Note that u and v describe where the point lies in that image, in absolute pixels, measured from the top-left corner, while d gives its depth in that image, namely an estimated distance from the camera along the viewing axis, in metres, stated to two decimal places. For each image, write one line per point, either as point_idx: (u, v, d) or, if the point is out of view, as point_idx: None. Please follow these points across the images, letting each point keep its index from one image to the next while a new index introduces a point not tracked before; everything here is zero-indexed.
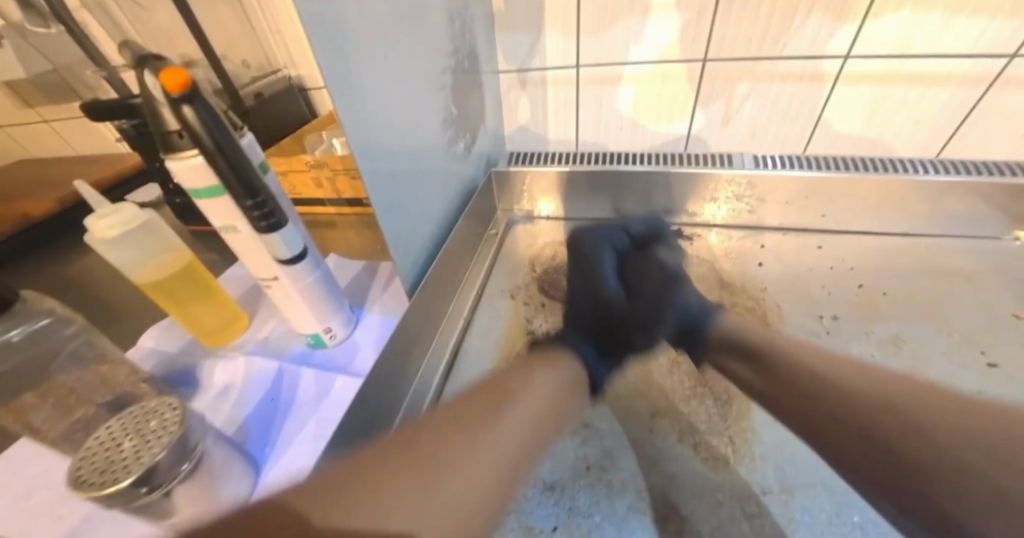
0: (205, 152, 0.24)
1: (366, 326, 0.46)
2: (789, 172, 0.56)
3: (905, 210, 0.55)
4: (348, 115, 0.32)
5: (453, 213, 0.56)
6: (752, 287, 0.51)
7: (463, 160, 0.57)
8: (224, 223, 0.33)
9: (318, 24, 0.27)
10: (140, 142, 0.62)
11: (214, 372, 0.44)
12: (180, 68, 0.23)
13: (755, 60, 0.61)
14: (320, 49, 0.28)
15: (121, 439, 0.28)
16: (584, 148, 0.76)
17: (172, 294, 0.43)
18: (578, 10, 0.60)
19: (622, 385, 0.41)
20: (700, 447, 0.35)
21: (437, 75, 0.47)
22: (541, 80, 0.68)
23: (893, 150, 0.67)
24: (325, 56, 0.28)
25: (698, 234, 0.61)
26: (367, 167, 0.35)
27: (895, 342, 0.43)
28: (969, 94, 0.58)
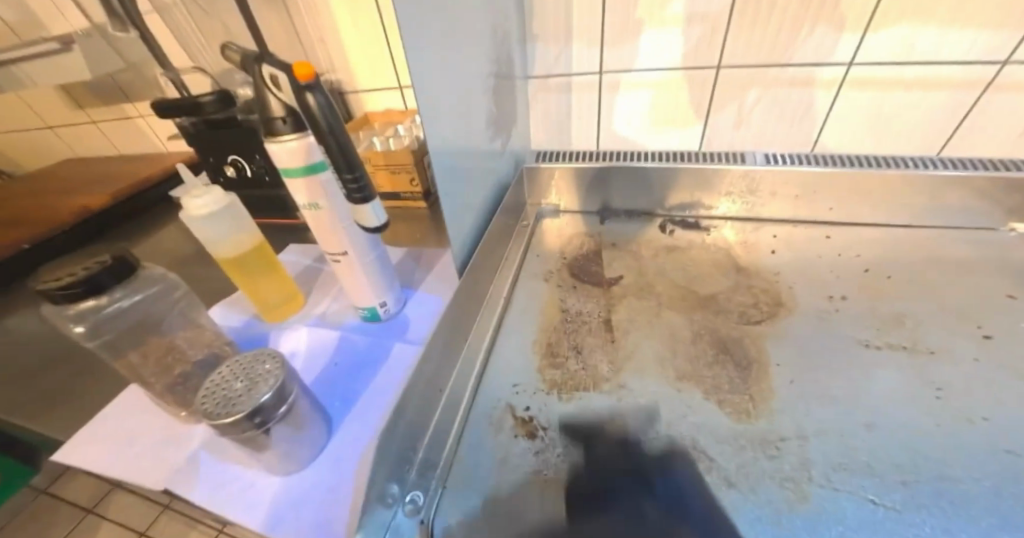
0: (319, 131, 0.29)
1: (415, 303, 0.51)
2: (797, 168, 0.60)
3: (908, 203, 0.59)
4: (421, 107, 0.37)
5: (490, 205, 0.60)
6: (766, 272, 0.56)
7: (499, 156, 0.62)
8: (307, 201, 0.38)
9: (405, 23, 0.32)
10: (200, 138, 0.68)
11: (280, 342, 0.48)
12: (306, 62, 0.28)
13: (765, 68, 0.66)
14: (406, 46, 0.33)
15: (232, 382, 0.32)
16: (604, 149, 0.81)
17: (244, 270, 0.48)
18: (603, 21, 0.65)
19: (650, 353, 0.45)
20: (723, 403, 0.39)
21: (481, 78, 0.52)
22: (566, 85, 0.74)
23: (898, 149, 0.71)
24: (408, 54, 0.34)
25: (713, 226, 0.65)
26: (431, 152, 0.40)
27: (898, 318, 0.46)
28: (965, 97, 0.63)
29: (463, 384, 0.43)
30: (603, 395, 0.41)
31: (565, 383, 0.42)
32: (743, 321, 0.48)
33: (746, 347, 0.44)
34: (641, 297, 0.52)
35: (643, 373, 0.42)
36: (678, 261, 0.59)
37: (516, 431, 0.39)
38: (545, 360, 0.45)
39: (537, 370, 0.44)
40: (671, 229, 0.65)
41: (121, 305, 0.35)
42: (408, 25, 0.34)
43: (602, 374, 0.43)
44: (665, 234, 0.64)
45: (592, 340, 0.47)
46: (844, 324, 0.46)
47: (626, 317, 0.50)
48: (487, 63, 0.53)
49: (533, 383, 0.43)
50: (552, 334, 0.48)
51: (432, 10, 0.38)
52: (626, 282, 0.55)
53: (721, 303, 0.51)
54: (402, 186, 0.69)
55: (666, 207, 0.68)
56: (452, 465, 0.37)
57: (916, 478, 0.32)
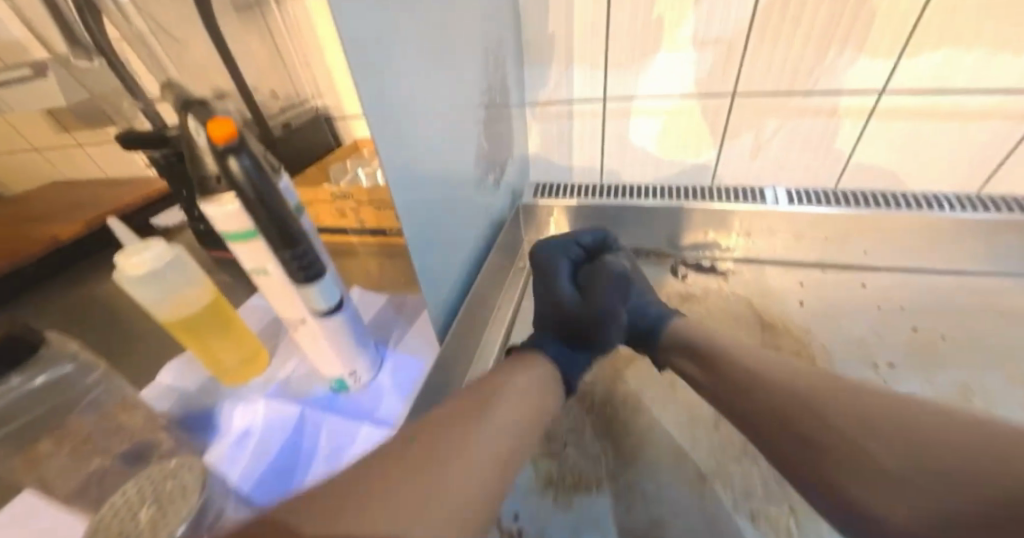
0: (247, 203, 0.23)
1: (391, 368, 0.44)
2: (826, 209, 0.54)
3: (956, 249, 0.52)
4: (388, 153, 0.31)
5: (481, 249, 0.54)
6: (795, 329, 0.48)
7: (492, 193, 0.56)
8: (254, 266, 0.32)
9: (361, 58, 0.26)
10: (169, 171, 0.63)
11: (233, 415, 0.42)
12: (226, 119, 0.22)
13: (786, 96, 0.60)
14: (362, 87, 0.27)
15: (138, 507, 0.25)
16: (607, 180, 0.75)
17: (194, 332, 0.42)
18: (607, 45, 0.60)
19: (664, 439, 0.38)
20: (757, 515, 0.32)
21: (469, 112, 0.46)
22: (566, 113, 0.68)
23: (936, 184, 0.64)
24: (367, 94, 0.28)
25: (731, 270, 0.58)
26: (401, 202, 0.34)
27: (961, 397, 0.39)
28: (1012, 130, 0.56)
29: None
30: (610, 500, 0.33)
31: (563, 480, 0.35)
32: None
33: None
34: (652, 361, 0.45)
35: (657, 469, 0.35)
36: (692, 314, 0.52)
37: None
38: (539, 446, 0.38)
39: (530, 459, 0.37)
40: (683, 273, 0.59)
41: (17, 392, 0.29)
42: (367, 62, 0.28)
43: (606, 468, 0.36)
44: (677, 280, 0.58)
45: (594, 419, 0.40)
46: None
47: (634, 388, 0.43)
48: (476, 95, 0.47)
49: (525, 477, 0.36)
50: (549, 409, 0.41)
51: (403, 42, 0.32)
52: None
53: None
54: (387, 224, 0.61)
55: (678, 247, 0.61)
56: None
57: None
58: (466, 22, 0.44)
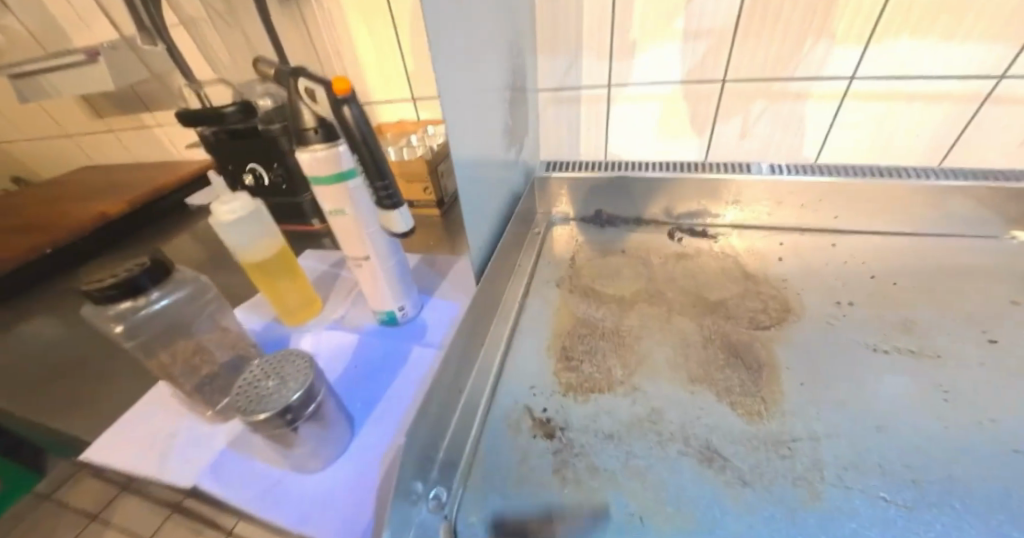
0: (355, 141, 0.31)
1: (431, 308, 0.52)
2: (799, 177, 0.62)
3: (912, 212, 0.61)
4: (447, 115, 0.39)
5: (505, 214, 0.61)
6: (774, 279, 0.56)
7: (513, 166, 0.64)
8: (332, 207, 0.40)
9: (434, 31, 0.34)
10: (219, 147, 0.70)
11: (299, 345, 0.50)
12: (345, 77, 0.30)
13: (769, 82, 0.68)
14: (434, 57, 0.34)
15: (263, 381, 0.34)
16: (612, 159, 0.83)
17: (268, 274, 0.49)
18: (612, 36, 0.68)
19: (662, 357, 0.46)
20: (735, 405, 0.40)
21: (497, 90, 0.53)
22: (576, 97, 0.76)
23: (901, 160, 0.73)
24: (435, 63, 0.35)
25: (721, 234, 0.67)
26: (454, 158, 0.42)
27: (904, 322, 0.48)
28: (964, 111, 0.65)
29: (483, 383, 0.45)
30: (619, 399, 0.41)
31: (581, 386, 0.43)
32: (752, 326, 0.49)
33: (756, 351, 0.45)
34: (651, 303, 0.54)
35: (657, 377, 0.43)
36: (687, 268, 0.60)
37: (534, 432, 0.40)
38: (560, 364, 0.46)
39: (553, 373, 0.45)
40: (679, 237, 0.67)
41: (156, 308, 0.36)
42: (434, 41, 0.35)
43: (616, 377, 0.44)
44: (674, 242, 0.66)
45: (604, 344, 0.48)
46: (850, 328, 0.48)
47: (638, 324, 0.51)
48: (502, 77, 0.55)
49: (549, 386, 0.44)
50: (565, 338, 0.49)
51: (456, 25, 0.40)
52: (637, 289, 0.56)
53: (730, 309, 0.52)
54: (413, 196, 0.71)
55: (674, 215, 0.70)
56: (472, 466, 0.38)
57: (919, 474, 0.33)
58: (496, 12, 0.51)
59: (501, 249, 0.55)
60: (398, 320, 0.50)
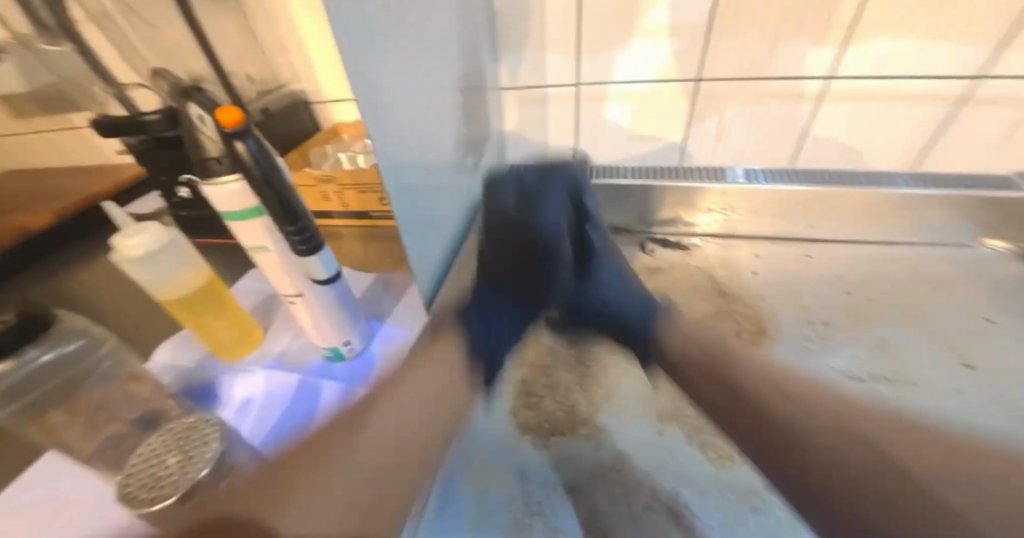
0: (254, 183, 0.26)
1: (382, 339, 0.47)
2: (776, 187, 0.59)
3: (887, 219, 0.58)
4: (376, 126, 0.33)
5: (462, 228, 0.56)
6: (748, 295, 0.53)
7: (472, 175, 0.58)
8: (252, 243, 0.34)
9: (354, 29, 0.28)
10: (147, 157, 0.61)
11: (233, 387, 0.45)
12: (234, 106, 0.25)
13: (746, 81, 0.64)
14: (353, 60, 0.29)
15: (164, 455, 0.29)
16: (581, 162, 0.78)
17: (192, 311, 0.43)
18: (579, 30, 0.62)
19: (629, 390, 0.42)
20: (705, 446, 0.37)
21: (447, 93, 0.48)
22: (542, 97, 0.70)
23: (875, 163, 0.71)
24: (358, 69, 0.30)
25: (695, 244, 0.63)
26: (388, 174, 0.36)
27: (881, 345, 0.45)
28: (941, 112, 0.62)
29: None
30: (580, 441, 0.38)
31: (541, 426, 0.39)
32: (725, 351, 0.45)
33: None
34: (620, 326, 0.49)
35: (624, 414, 0.40)
36: (659, 284, 0.55)
37: (488, 482, 0.36)
38: (519, 400, 0.42)
39: (511, 412, 0.41)
40: (651, 248, 0.62)
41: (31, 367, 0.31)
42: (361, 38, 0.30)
43: (579, 415, 0.40)
44: (646, 253, 0.61)
45: (567, 376, 0.44)
46: (828, 354, 0.45)
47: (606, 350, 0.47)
48: (453, 80, 0.49)
49: (506, 427, 0.40)
50: (526, 370, 0.45)
51: (389, 23, 0.34)
52: (606, 309, 0.52)
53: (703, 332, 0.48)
54: (372, 207, 0.62)
55: (647, 223, 0.65)
56: (420, 526, 0.34)
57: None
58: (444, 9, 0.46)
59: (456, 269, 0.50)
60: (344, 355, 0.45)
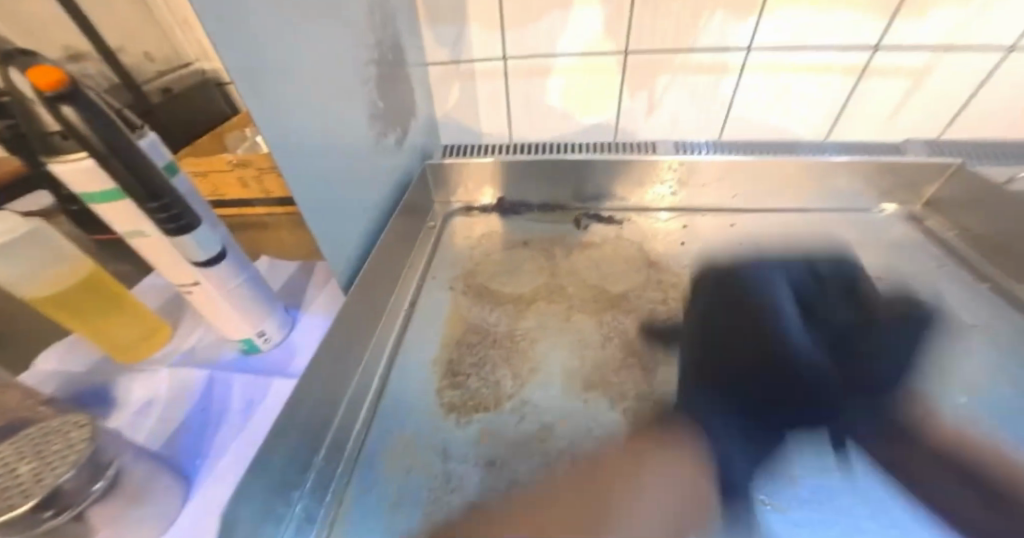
0: (97, 155, 0.23)
1: (303, 327, 0.45)
2: (706, 157, 0.60)
3: (799, 186, 0.62)
4: (261, 98, 0.29)
5: (387, 210, 0.53)
6: (674, 266, 0.53)
7: (396, 153, 0.55)
8: (126, 228, 0.30)
9: None
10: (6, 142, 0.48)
11: (132, 388, 0.41)
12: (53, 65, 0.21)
13: (670, 54, 0.63)
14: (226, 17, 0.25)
15: (15, 465, 0.25)
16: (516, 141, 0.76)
17: (74, 311, 0.38)
18: (502, 2, 0.60)
19: (556, 361, 0.42)
20: (627, 410, 0.37)
21: (359, 62, 0.45)
22: (470, 72, 0.68)
23: (794, 137, 0.73)
24: (233, 27, 0.26)
25: (628, 218, 0.63)
26: (282, 152, 0.32)
27: None
28: (845, 83, 0.66)
29: (356, 411, 0.39)
30: (504, 415, 0.38)
31: (465, 404, 0.39)
32: (650, 319, 0.46)
33: (653, 347, 0.43)
34: (550, 300, 0.49)
35: (549, 386, 0.40)
36: (591, 258, 0.55)
37: (409, 464, 0.35)
38: (444, 381, 0.41)
39: (436, 393, 0.41)
40: (586, 224, 0.61)
41: None
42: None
43: (503, 390, 0.40)
44: (581, 230, 0.60)
45: (495, 353, 0.44)
46: None
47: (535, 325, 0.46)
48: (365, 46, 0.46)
49: (430, 408, 0.39)
50: (452, 349, 0.45)
51: None
52: (537, 284, 0.51)
53: (631, 302, 0.48)
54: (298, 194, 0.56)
55: (583, 199, 0.65)
56: (337, 515, 0.33)
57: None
58: None
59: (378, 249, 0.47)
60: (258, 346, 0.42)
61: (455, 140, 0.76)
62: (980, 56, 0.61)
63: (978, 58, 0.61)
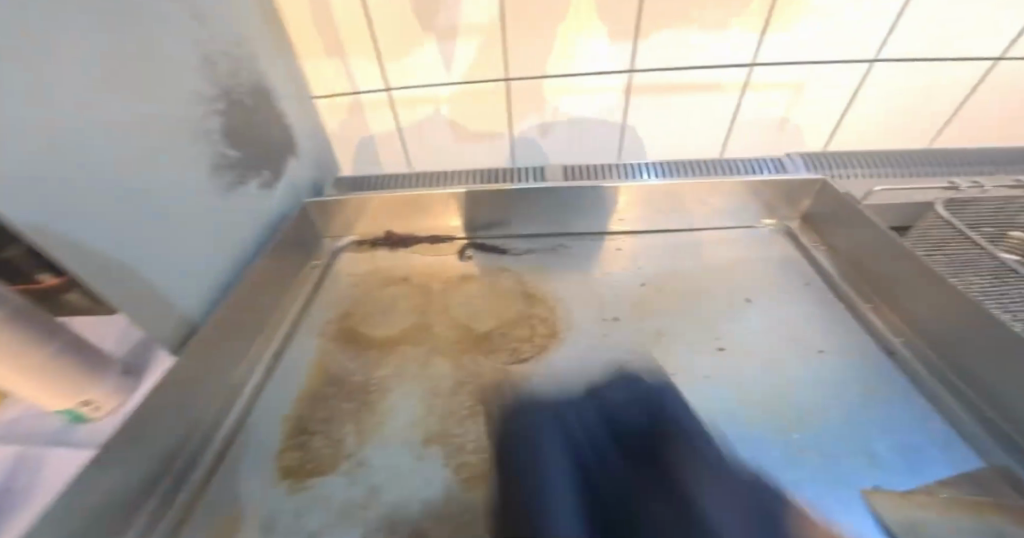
0: None
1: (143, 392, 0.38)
2: (584, 183, 0.61)
3: (679, 208, 0.63)
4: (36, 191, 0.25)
5: (247, 258, 0.50)
6: (548, 297, 0.53)
7: (262, 198, 0.53)
8: None
9: None
10: None
11: None
12: None
13: (553, 80, 0.63)
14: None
15: None
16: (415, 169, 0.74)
17: None
18: (374, 34, 0.59)
19: (405, 412, 0.42)
20: (462, 465, 0.37)
21: (196, 113, 0.42)
22: (356, 105, 0.66)
23: (689, 154, 0.74)
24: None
25: (515, 246, 0.63)
26: (71, 244, 0.28)
27: (655, 336, 0.48)
28: (730, 98, 0.67)
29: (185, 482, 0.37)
30: (339, 477, 0.37)
31: (302, 468, 0.38)
32: (511, 361, 0.46)
33: (504, 392, 0.43)
34: (415, 344, 0.49)
35: (391, 443, 0.39)
36: (467, 294, 0.55)
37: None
38: (289, 441, 0.40)
39: (278, 455, 0.39)
40: (470, 255, 0.61)
41: None
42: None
43: (345, 449, 0.39)
44: (464, 262, 0.60)
45: (348, 407, 0.43)
46: (606, 349, 0.47)
47: (395, 375, 0.46)
48: (206, 93, 0.43)
49: (268, 473, 0.38)
50: (308, 404, 0.44)
51: (57, 49, 0.27)
52: (406, 326, 0.51)
53: (495, 341, 0.48)
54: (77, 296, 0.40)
55: (475, 229, 0.65)
56: None
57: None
58: (174, 21, 0.40)
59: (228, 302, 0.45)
60: (88, 414, 0.35)
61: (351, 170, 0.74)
62: (848, 70, 0.62)
63: (847, 71, 0.63)
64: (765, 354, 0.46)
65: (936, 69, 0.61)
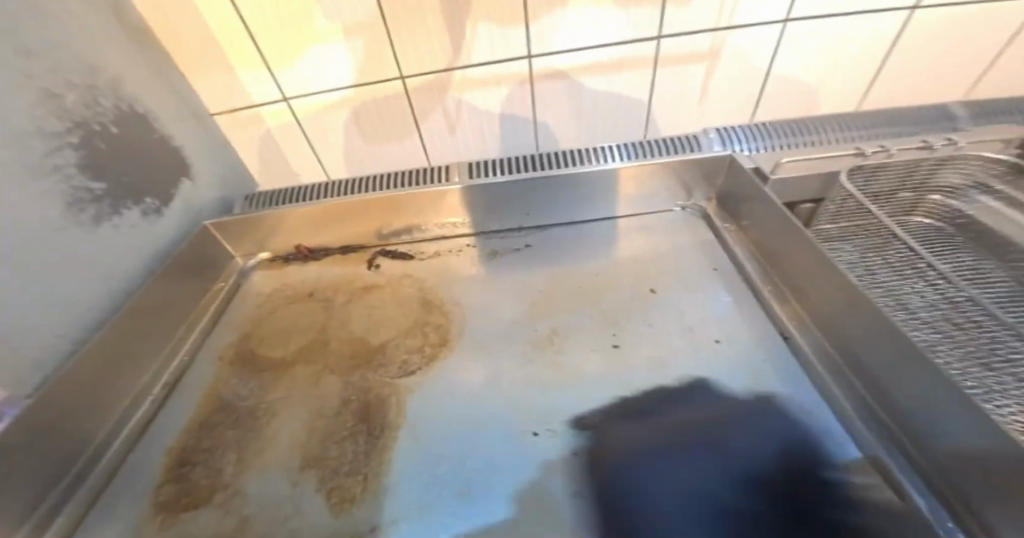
0: None
1: None
2: (491, 180, 0.59)
3: (592, 197, 0.60)
4: None
5: (131, 286, 0.49)
6: (448, 302, 0.52)
7: (144, 225, 0.51)
8: None
9: None
10: None
11: None
12: None
13: (450, 73, 0.60)
14: None
15: None
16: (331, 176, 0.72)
17: None
18: (256, 41, 0.56)
19: (287, 436, 0.41)
20: (332, 491, 0.36)
21: (42, 146, 0.40)
22: (255, 117, 0.64)
23: (610, 137, 0.71)
24: None
25: (425, 249, 0.61)
26: None
27: (550, 336, 0.47)
28: (642, 76, 0.63)
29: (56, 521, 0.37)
30: (211, 509, 0.37)
31: (175, 502, 0.37)
32: (398, 375, 0.45)
33: (387, 408, 0.42)
34: (309, 363, 0.48)
35: (267, 470, 0.39)
36: (368, 305, 0.54)
37: None
38: (167, 475, 0.40)
39: (153, 490, 0.39)
40: (379, 263, 0.60)
41: None
42: None
43: (223, 479, 0.39)
44: (371, 271, 0.59)
45: (232, 435, 0.42)
46: (497, 354, 0.45)
47: (285, 396, 0.45)
48: (54, 125, 0.41)
49: (139, 511, 0.37)
50: (193, 434, 0.43)
51: None
52: (302, 344, 0.50)
53: (386, 354, 0.47)
54: None
55: (385, 236, 0.63)
56: None
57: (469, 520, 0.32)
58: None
59: (100, 339, 0.43)
60: None
61: (264, 184, 0.72)
62: (762, 33, 0.59)
63: (760, 36, 0.59)
64: (660, 347, 0.44)
65: (852, 26, 0.58)
